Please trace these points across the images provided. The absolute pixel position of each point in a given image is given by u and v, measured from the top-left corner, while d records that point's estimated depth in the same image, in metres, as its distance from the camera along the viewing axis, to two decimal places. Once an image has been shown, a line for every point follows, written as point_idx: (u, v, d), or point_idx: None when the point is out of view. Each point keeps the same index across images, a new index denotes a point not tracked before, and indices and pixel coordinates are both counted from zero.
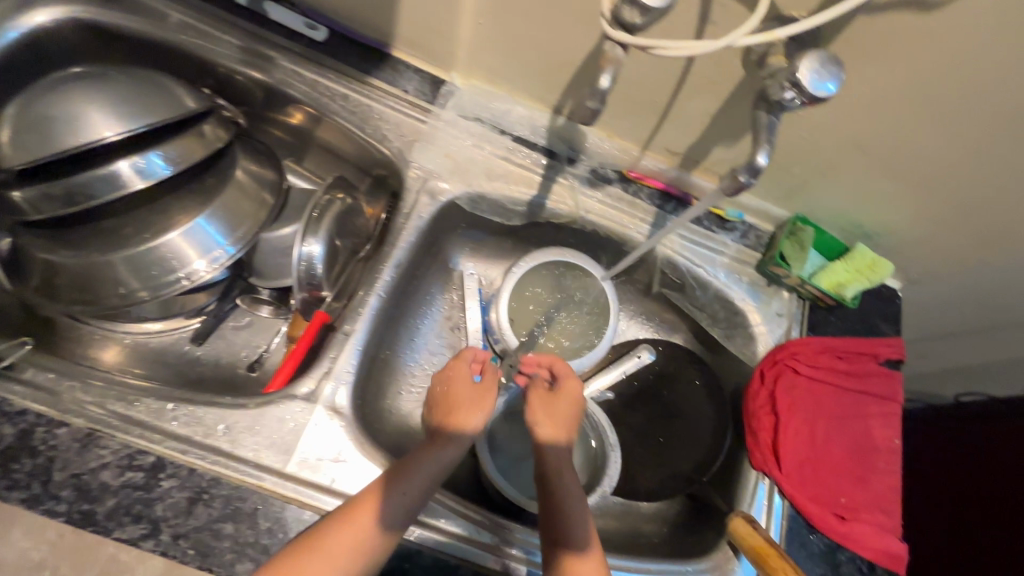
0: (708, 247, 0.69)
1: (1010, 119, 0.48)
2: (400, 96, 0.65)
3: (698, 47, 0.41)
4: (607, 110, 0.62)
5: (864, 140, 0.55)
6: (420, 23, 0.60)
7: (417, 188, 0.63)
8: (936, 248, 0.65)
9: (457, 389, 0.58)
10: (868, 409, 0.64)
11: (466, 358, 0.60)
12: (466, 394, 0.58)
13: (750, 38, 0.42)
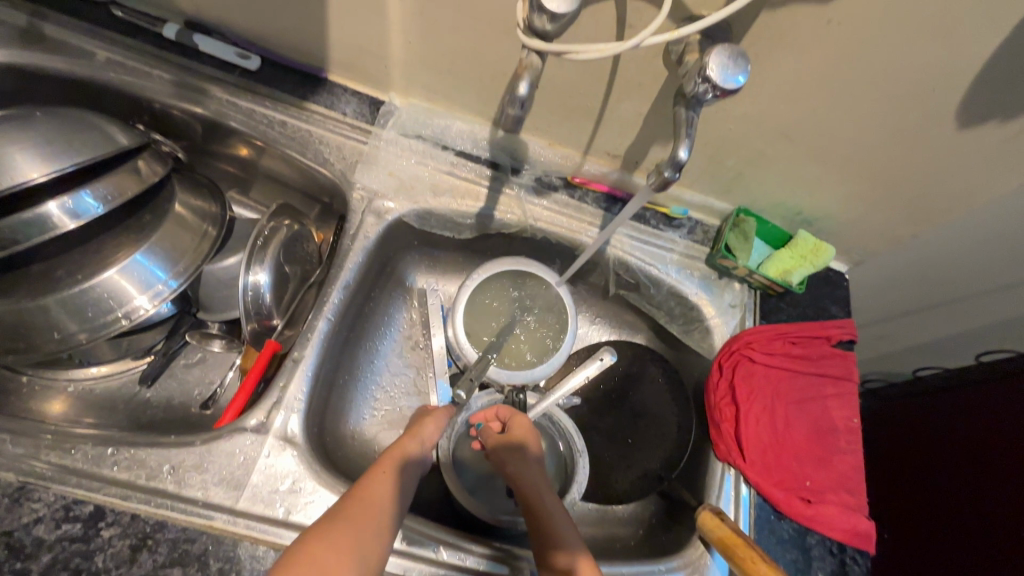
0: (656, 246, 0.70)
1: (917, 99, 0.50)
2: (339, 119, 0.65)
3: (609, 50, 0.42)
4: (545, 119, 0.64)
5: (788, 130, 0.57)
6: (352, 46, 0.61)
7: (362, 209, 0.63)
8: (873, 228, 0.67)
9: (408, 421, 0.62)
10: (826, 391, 0.65)
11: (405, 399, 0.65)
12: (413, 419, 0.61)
13: (658, 38, 0.43)
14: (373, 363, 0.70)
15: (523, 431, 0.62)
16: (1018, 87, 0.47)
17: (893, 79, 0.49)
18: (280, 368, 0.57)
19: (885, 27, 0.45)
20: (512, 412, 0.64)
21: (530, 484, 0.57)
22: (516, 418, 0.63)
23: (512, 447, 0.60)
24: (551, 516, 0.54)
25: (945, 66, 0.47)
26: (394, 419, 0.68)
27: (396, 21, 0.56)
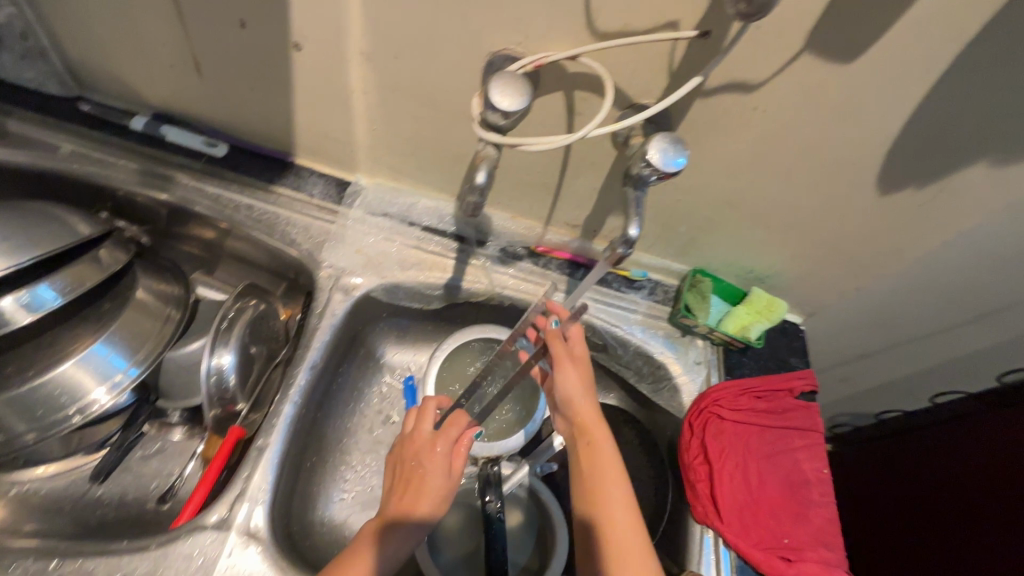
0: (621, 308, 0.73)
1: (841, 171, 0.55)
2: (305, 201, 0.67)
3: (559, 141, 0.45)
4: (506, 195, 0.67)
5: (731, 199, 0.61)
6: (318, 133, 0.63)
7: (329, 287, 0.64)
8: (820, 283, 0.71)
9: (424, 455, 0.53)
10: (794, 443, 0.66)
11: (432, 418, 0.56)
12: (436, 467, 0.53)
13: (601, 129, 0.47)
14: (342, 441, 0.68)
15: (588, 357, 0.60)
16: (924, 158, 0.52)
17: (818, 154, 0.54)
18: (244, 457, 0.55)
19: (804, 113, 0.50)
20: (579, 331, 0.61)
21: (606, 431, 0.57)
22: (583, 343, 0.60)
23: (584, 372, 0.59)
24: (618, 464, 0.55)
25: (860, 142, 0.52)
26: (364, 500, 0.66)
27: (361, 111, 0.59)
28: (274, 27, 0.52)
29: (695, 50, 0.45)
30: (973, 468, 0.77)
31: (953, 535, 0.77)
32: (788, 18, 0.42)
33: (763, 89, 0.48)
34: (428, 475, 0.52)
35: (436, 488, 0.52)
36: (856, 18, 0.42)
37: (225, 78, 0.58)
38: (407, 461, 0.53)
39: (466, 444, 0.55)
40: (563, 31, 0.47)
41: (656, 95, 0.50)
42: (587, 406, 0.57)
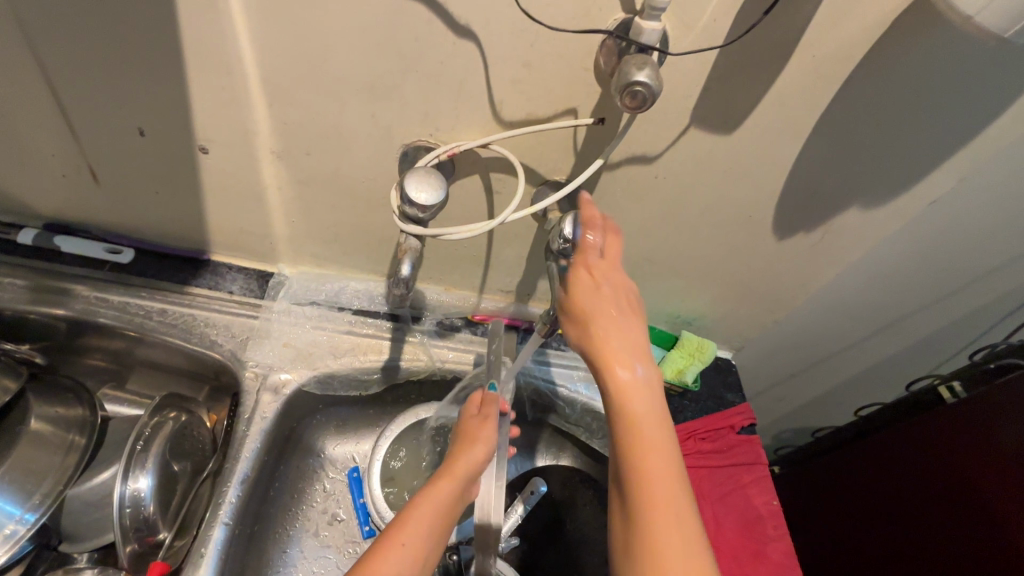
0: (566, 366, 0.73)
1: (739, 224, 0.60)
2: (225, 298, 0.64)
3: (478, 229, 0.46)
4: (437, 270, 0.67)
5: (649, 254, 0.65)
6: (234, 229, 0.61)
7: (256, 388, 0.60)
8: (742, 319, 0.76)
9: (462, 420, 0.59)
10: (743, 479, 0.68)
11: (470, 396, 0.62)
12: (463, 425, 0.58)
13: (516, 214, 0.48)
14: (286, 553, 0.63)
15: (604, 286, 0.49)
16: (809, 206, 0.58)
17: (718, 210, 0.59)
18: None
19: (697, 178, 0.55)
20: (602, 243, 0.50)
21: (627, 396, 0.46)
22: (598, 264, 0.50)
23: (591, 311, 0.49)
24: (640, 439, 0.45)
25: (752, 198, 0.57)
26: None
27: (277, 204, 0.58)
28: (176, 132, 0.50)
29: (595, 133, 0.49)
30: (900, 474, 0.82)
31: (893, 541, 0.81)
32: (672, 102, 0.47)
33: (661, 160, 0.52)
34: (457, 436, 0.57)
35: (465, 437, 0.56)
36: (728, 98, 0.47)
37: (124, 183, 0.56)
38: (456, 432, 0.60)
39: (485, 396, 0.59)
40: (471, 121, 0.49)
41: (566, 171, 0.53)
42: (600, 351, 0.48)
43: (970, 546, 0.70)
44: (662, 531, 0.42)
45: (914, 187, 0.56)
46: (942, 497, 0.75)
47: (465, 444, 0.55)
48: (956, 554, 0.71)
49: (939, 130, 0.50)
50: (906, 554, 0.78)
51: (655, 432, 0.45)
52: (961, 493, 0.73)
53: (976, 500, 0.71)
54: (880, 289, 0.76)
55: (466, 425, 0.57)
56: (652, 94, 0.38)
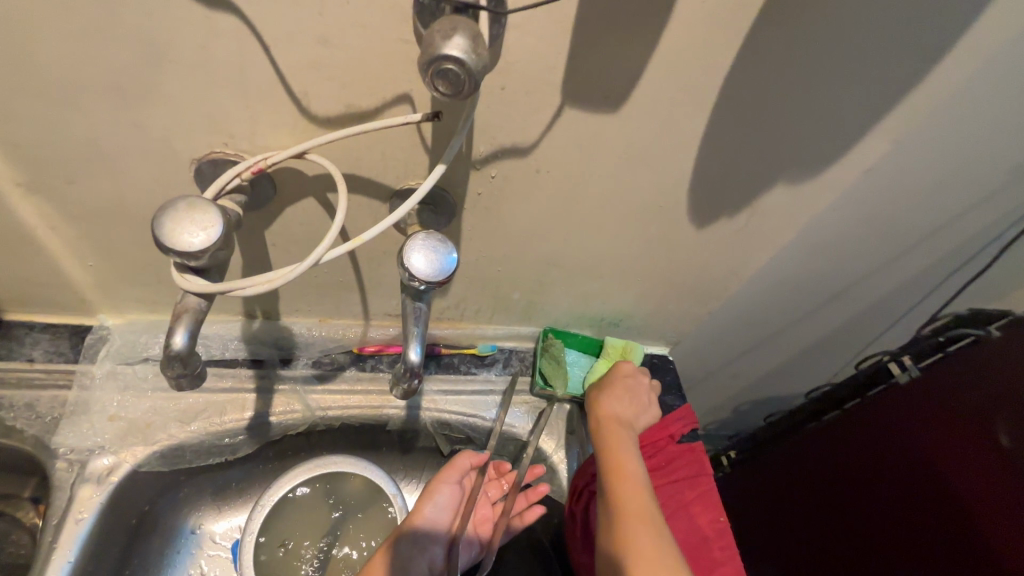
0: (477, 392, 0.63)
1: (649, 215, 0.51)
2: (22, 369, 0.50)
3: (276, 279, 0.33)
4: (302, 301, 0.55)
5: (552, 258, 0.55)
6: (16, 281, 0.47)
7: (72, 481, 0.48)
8: (672, 315, 0.68)
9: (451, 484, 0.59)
10: (685, 498, 0.61)
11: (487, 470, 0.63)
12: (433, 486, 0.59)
13: (334, 250, 0.36)
14: None
15: (617, 384, 0.61)
16: (729, 188, 0.49)
17: (621, 203, 0.49)
18: None
19: (589, 169, 0.44)
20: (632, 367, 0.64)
21: (618, 455, 0.54)
22: (617, 372, 0.63)
23: (607, 394, 0.60)
24: (626, 491, 0.51)
25: (660, 186, 0.47)
26: None
27: (60, 246, 0.45)
28: None
29: (442, 127, 0.38)
30: (854, 457, 0.76)
31: (845, 526, 0.75)
32: (532, 77, 0.35)
33: (537, 151, 0.41)
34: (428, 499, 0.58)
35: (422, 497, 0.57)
36: (605, 69, 0.36)
37: None
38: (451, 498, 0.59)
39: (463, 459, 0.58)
40: (275, 124, 0.37)
41: (421, 175, 0.42)
42: (609, 422, 0.57)
43: (926, 533, 0.64)
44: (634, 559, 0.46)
45: (844, 156, 0.47)
46: (903, 481, 0.68)
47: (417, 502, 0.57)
48: (911, 542, 0.65)
49: (867, 86, 0.41)
50: (860, 540, 0.72)
51: (632, 480, 0.51)
52: (918, 478, 0.67)
53: (935, 485, 0.64)
54: (820, 264, 0.69)
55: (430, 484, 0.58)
56: (472, 78, 0.27)
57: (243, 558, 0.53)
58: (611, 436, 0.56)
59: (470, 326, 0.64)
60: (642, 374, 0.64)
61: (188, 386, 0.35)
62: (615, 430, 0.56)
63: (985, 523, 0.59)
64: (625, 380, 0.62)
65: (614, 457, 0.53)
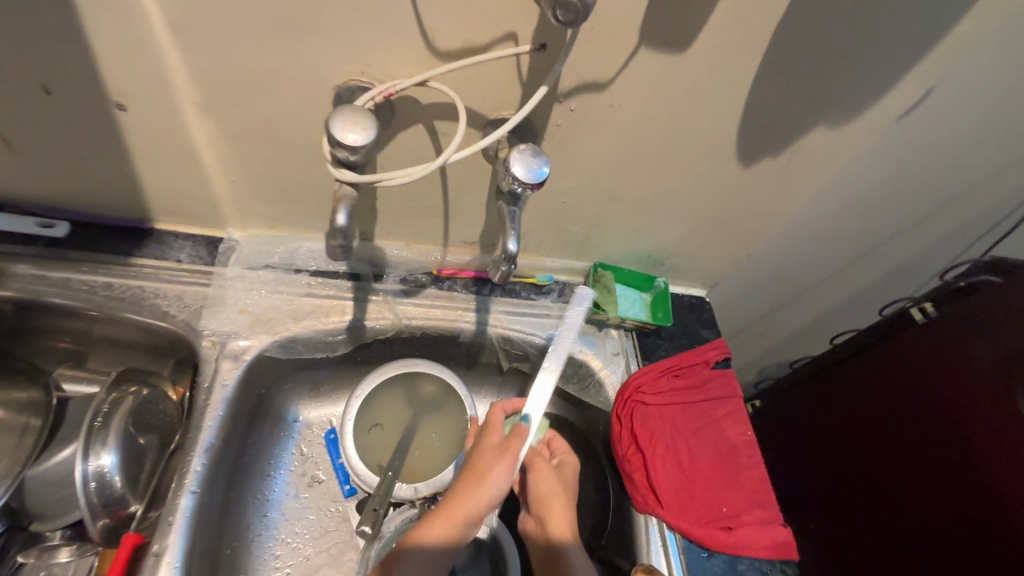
0: (535, 315, 0.72)
1: (703, 151, 0.58)
2: (173, 267, 0.61)
3: (418, 171, 0.44)
4: (395, 225, 0.64)
5: (612, 192, 0.62)
6: (172, 192, 0.58)
7: (215, 356, 0.59)
8: (713, 255, 0.75)
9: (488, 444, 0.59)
10: (717, 413, 0.69)
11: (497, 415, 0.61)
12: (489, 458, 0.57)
13: (459, 154, 0.46)
14: (267, 515, 0.63)
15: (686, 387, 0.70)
16: (775, 128, 0.55)
17: (679, 139, 0.56)
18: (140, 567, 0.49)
19: (655, 104, 0.51)
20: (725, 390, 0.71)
21: (657, 402, 0.68)
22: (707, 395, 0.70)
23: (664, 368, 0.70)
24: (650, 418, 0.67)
25: (714, 124, 0.54)
26: (305, 570, 0.63)
27: (213, 161, 0.55)
28: (86, 90, 0.46)
29: (538, 59, 0.46)
30: (879, 401, 0.83)
31: (869, 462, 0.83)
32: (618, 16, 0.43)
33: (613, 86, 0.49)
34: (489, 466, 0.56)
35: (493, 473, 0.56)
36: (678, 11, 0.43)
37: (44, 150, 0.52)
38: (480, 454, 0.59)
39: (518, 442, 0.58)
40: (404, 55, 0.45)
41: (513, 105, 0.50)
42: (655, 376, 0.70)
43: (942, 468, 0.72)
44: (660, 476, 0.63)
45: (880, 99, 0.53)
46: (922, 417, 0.76)
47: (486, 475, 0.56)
48: (927, 475, 0.74)
49: (902, 33, 0.47)
50: (882, 474, 0.80)
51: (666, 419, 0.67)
52: (936, 421, 0.74)
53: (952, 428, 0.71)
54: (854, 215, 0.75)
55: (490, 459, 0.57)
56: (584, 6, 0.35)
57: (347, 436, 0.65)
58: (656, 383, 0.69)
59: (530, 258, 0.73)
60: (719, 371, 0.72)
61: (334, 258, 0.45)
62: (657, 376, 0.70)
63: (992, 463, 0.66)
64: (719, 401, 0.70)
65: (652, 399, 0.68)
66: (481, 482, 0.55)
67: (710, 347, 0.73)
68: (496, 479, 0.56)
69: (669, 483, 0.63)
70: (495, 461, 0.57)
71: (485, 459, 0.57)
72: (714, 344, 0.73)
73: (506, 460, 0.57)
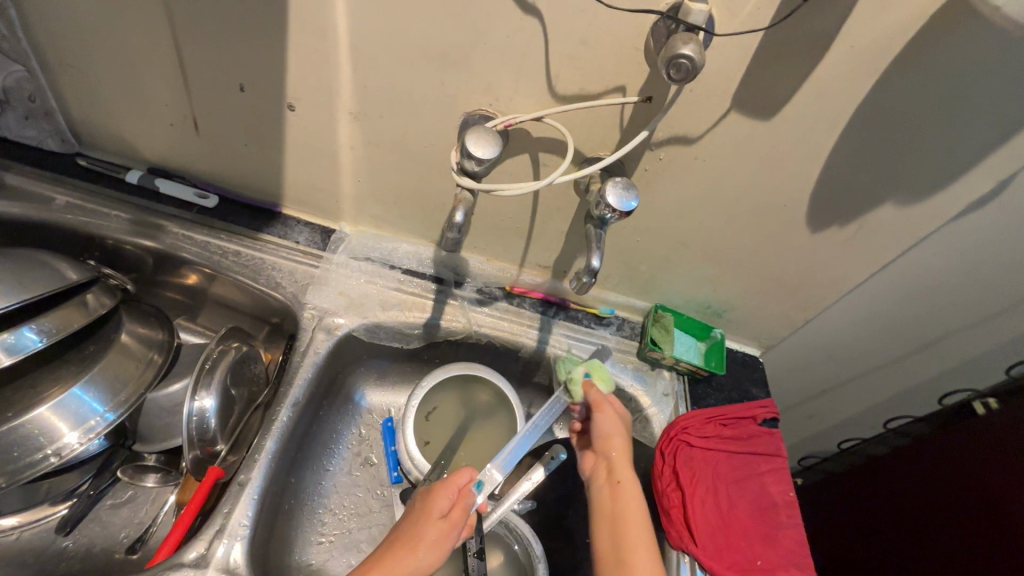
0: (592, 343, 0.76)
1: (775, 212, 0.63)
2: (290, 247, 0.71)
3: (526, 188, 0.53)
4: (482, 240, 0.72)
5: (685, 238, 0.68)
6: (307, 184, 0.69)
7: (312, 327, 0.67)
8: (773, 315, 0.78)
9: (429, 514, 0.57)
10: (760, 467, 0.70)
11: (462, 477, 0.61)
12: (434, 531, 0.56)
13: (563, 178, 0.54)
14: (321, 484, 0.69)
15: (730, 435, 0.71)
16: (846, 199, 0.60)
17: (753, 198, 0.61)
18: (224, 493, 0.55)
19: (736, 162, 0.58)
20: (771, 445, 0.72)
21: (701, 444, 0.69)
22: (751, 446, 0.71)
23: (711, 414, 0.72)
24: (694, 459, 0.68)
25: (788, 187, 0.60)
26: (345, 542, 0.66)
27: (348, 163, 0.65)
28: (270, 90, 0.58)
29: (641, 109, 0.53)
30: (942, 495, 0.81)
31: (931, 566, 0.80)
32: (715, 83, 0.50)
33: (701, 141, 0.56)
34: (424, 541, 0.55)
35: (428, 554, 0.54)
36: (769, 82, 0.50)
37: (220, 134, 0.64)
38: (415, 518, 0.57)
39: (462, 505, 0.59)
40: (528, 95, 0.54)
41: (609, 148, 0.58)
42: (701, 421, 0.71)
43: (1006, 571, 0.70)
44: (697, 515, 0.64)
45: (951, 186, 0.57)
46: (989, 518, 0.74)
47: (424, 547, 0.54)
48: None
49: (981, 126, 0.51)
50: None
51: (710, 462, 0.69)
52: (1002, 523, 0.72)
53: (1016, 531, 0.70)
54: (920, 299, 0.76)
55: (426, 534, 0.55)
56: (694, 68, 0.42)
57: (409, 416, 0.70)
58: (703, 428, 0.71)
59: (597, 289, 0.78)
60: (766, 428, 0.73)
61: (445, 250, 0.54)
62: (704, 422, 0.71)
63: None
64: (763, 455, 0.71)
65: (698, 441, 0.70)
66: (415, 553, 0.54)
67: (759, 404, 0.75)
68: (433, 555, 0.54)
69: (707, 525, 0.64)
70: (439, 534, 0.56)
71: (426, 533, 0.55)
72: (765, 403, 0.75)
73: (450, 532, 0.57)
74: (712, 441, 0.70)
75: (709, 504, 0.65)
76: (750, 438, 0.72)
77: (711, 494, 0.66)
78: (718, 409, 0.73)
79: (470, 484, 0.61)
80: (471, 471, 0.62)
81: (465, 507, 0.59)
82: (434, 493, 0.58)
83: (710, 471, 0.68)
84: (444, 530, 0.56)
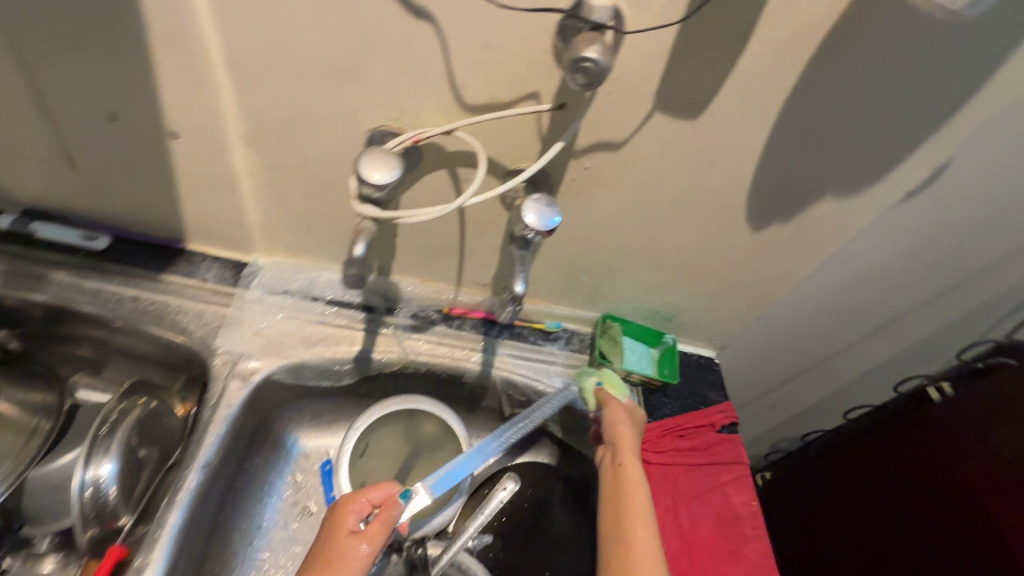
0: (539, 361, 0.72)
1: (713, 213, 0.59)
2: (198, 286, 0.64)
3: (434, 211, 0.47)
4: (412, 262, 0.67)
5: (625, 245, 0.64)
6: (209, 216, 0.62)
7: (225, 374, 0.61)
8: (724, 315, 0.75)
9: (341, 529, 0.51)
10: (721, 478, 0.66)
11: (374, 493, 0.54)
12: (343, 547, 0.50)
13: (476, 198, 0.49)
14: (250, 544, 0.63)
15: (688, 446, 0.68)
16: (785, 194, 0.57)
17: (689, 200, 0.58)
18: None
19: (667, 165, 0.54)
20: (732, 452, 0.69)
21: (657, 461, 0.67)
22: (712, 456, 0.68)
23: (666, 427, 0.69)
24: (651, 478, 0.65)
25: (723, 187, 0.57)
26: None
27: (250, 191, 0.58)
28: (145, 117, 0.51)
29: (557, 117, 0.49)
30: (904, 482, 0.80)
31: (893, 556, 0.79)
32: (634, 83, 0.46)
33: (627, 146, 0.52)
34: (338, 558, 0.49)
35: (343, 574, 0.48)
36: (691, 80, 0.46)
37: (99, 168, 0.56)
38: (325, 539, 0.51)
39: (387, 515, 0.52)
40: (435, 107, 0.49)
41: (531, 158, 0.53)
42: (656, 436, 0.69)
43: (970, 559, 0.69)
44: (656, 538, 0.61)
45: (888, 175, 0.55)
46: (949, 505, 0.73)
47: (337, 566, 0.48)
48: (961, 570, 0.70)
49: (913, 114, 0.49)
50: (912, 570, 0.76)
51: (667, 479, 0.66)
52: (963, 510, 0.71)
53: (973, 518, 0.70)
54: (870, 288, 0.74)
55: (338, 549, 0.49)
56: (601, 72, 0.38)
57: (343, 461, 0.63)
58: (657, 442, 0.68)
59: (541, 304, 0.74)
60: (727, 434, 0.70)
61: (351, 286, 0.49)
62: (658, 436, 0.69)
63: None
64: (724, 464, 0.67)
65: (655, 459, 0.67)
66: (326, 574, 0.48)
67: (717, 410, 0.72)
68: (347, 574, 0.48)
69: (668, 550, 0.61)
70: (350, 551, 0.50)
71: (335, 551, 0.49)
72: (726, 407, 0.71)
73: (366, 547, 0.50)
74: (668, 456, 0.67)
75: (669, 524, 0.62)
76: (710, 446, 0.69)
77: (670, 514, 0.63)
78: (673, 421, 0.70)
79: (388, 496, 0.55)
80: (390, 487, 0.56)
81: (385, 519, 0.52)
82: (343, 507, 0.52)
83: (668, 489, 0.65)
84: (359, 546, 0.50)
